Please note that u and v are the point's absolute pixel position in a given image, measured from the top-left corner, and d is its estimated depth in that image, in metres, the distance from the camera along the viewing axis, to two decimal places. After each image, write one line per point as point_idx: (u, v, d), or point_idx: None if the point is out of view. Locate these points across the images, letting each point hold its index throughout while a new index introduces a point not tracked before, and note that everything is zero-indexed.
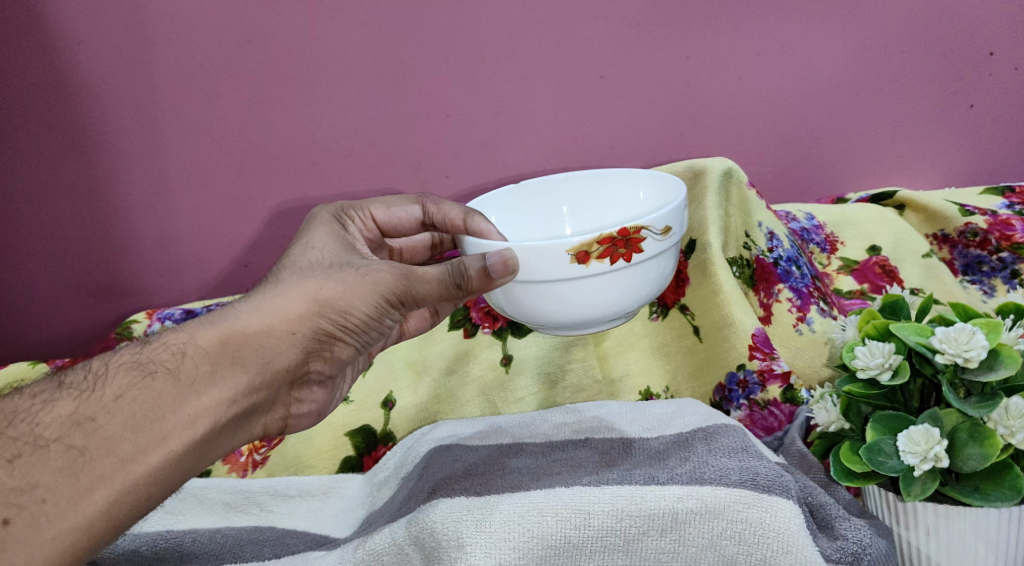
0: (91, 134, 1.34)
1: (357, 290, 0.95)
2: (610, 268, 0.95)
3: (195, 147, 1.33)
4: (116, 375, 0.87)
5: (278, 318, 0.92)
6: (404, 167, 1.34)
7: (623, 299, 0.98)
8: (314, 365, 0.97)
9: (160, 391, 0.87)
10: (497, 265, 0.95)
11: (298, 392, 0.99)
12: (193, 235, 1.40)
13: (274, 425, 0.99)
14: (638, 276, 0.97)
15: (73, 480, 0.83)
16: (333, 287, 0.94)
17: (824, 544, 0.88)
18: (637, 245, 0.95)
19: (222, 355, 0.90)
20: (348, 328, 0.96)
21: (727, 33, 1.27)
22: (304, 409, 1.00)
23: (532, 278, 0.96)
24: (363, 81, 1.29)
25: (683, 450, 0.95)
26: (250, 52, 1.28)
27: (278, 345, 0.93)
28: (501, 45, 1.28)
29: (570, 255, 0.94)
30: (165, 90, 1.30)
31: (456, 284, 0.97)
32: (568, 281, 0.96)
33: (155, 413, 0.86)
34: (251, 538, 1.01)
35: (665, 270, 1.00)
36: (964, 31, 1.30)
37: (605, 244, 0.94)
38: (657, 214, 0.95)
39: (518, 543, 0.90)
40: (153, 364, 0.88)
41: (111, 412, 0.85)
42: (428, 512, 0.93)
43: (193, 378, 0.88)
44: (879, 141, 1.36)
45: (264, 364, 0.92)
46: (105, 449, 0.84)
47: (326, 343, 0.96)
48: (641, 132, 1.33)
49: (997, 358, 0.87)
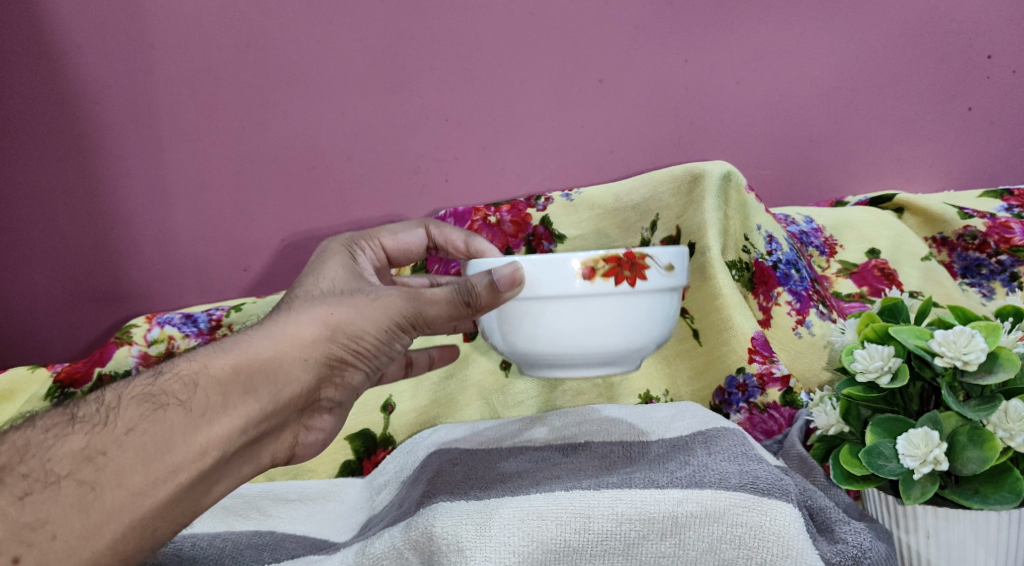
0: (119, 130, 1.41)
1: (368, 315, 0.94)
2: (615, 289, 0.92)
3: (216, 147, 1.40)
4: (128, 408, 0.87)
5: (290, 345, 0.91)
6: (405, 171, 1.39)
7: (629, 333, 0.94)
8: (325, 392, 0.95)
9: (172, 423, 0.87)
10: (504, 279, 0.92)
11: (308, 419, 0.96)
12: (203, 236, 1.43)
13: (283, 454, 0.96)
14: (644, 307, 0.94)
15: (84, 515, 0.84)
16: (344, 311, 0.93)
17: (824, 547, 0.84)
18: (642, 270, 0.92)
19: (234, 383, 0.89)
20: (360, 353, 0.94)
21: (725, 37, 1.36)
22: (314, 438, 0.97)
23: (539, 297, 0.93)
24: (378, 87, 1.38)
25: (683, 454, 0.92)
26: (275, 56, 1.38)
27: (290, 372, 0.91)
28: (509, 51, 1.36)
29: (576, 270, 0.91)
30: (195, 91, 1.39)
31: (466, 301, 0.94)
32: (568, 299, 0.92)
33: (166, 445, 0.86)
34: (249, 542, 0.95)
35: (671, 312, 0.97)
36: (962, 36, 1.36)
37: (610, 262, 0.91)
38: (663, 249, 0.94)
39: (518, 547, 0.85)
40: (164, 396, 0.87)
41: (122, 445, 0.86)
42: (427, 515, 0.88)
43: (205, 408, 0.88)
44: (878, 143, 1.38)
45: (275, 392, 0.91)
46: (116, 481, 0.85)
47: (339, 370, 0.94)
48: (640, 137, 1.38)
49: (997, 361, 0.86)
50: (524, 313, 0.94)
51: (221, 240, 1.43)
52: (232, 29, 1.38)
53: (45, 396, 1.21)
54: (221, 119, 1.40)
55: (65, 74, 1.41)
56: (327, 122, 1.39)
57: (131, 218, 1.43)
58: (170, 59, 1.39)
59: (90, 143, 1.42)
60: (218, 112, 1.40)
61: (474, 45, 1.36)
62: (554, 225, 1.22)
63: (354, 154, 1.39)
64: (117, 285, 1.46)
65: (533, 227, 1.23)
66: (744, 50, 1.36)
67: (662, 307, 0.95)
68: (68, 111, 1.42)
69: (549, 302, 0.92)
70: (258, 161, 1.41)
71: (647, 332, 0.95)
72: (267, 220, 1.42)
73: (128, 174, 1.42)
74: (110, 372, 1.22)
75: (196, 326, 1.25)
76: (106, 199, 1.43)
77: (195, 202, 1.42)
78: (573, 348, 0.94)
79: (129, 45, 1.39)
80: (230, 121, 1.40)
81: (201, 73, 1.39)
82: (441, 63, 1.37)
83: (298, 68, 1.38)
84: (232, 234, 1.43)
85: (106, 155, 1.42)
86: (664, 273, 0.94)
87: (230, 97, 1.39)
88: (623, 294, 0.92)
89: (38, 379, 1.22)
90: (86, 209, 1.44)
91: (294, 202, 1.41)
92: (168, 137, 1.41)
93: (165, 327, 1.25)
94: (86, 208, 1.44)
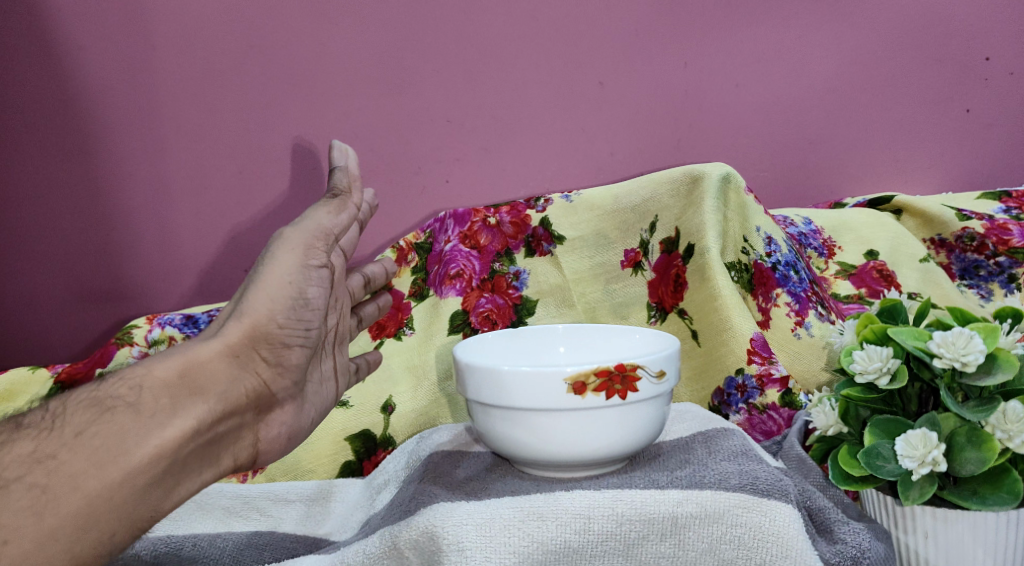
0: (120, 130, 1.42)
1: (280, 274, 0.92)
2: (605, 403, 0.87)
3: (217, 147, 1.41)
4: (75, 413, 0.83)
5: (226, 340, 0.88)
6: (404, 173, 1.40)
7: (607, 446, 0.88)
8: (272, 383, 0.91)
9: (122, 425, 0.82)
10: (348, 163, 1.02)
11: (263, 417, 0.92)
12: (203, 237, 1.43)
13: (244, 457, 0.91)
14: (628, 420, 0.88)
15: (38, 520, 0.78)
16: (269, 293, 0.91)
17: (823, 548, 0.85)
18: (633, 383, 0.87)
19: (180, 386, 0.85)
20: (287, 331, 0.91)
21: (725, 39, 1.37)
22: (273, 434, 0.93)
23: (516, 408, 0.88)
24: (379, 88, 1.39)
25: (683, 454, 0.92)
26: (277, 57, 1.39)
27: (230, 369, 0.88)
28: (510, 53, 1.37)
29: (566, 384, 0.86)
30: (197, 92, 1.40)
31: (331, 195, 0.99)
32: (546, 412, 0.87)
33: (119, 446, 0.81)
34: (250, 542, 0.95)
35: (656, 420, 0.90)
36: (959, 40, 1.38)
37: (601, 376, 0.86)
38: (653, 355, 0.88)
39: (518, 547, 0.84)
40: (112, 399, 0.84)
41: (73, 448, 0.81)
42: (427, 515, 0.85)
43: (154, 409, 0.84)
44: (875, 146, 1.40)
45: (223, 390, 0.87)
46: (71, 485, 0.80)
47: (276, 348, 0.91)
48: (640, 139, 1.39)
49: (995, 362, 0.87)
50: (514, 436, 0.89)
51: (221, 240, 1.43)
52: (235, 30, 1.39)
53: (46, 397, 1.20)
54: (222, 119, 1.40)
55: (67, 73, 1.41)
56: (328, 123, 1.40)
57: (130, 218, 1.44)
58: (172, 58, 1.40)
59: (92, 143, 1.43)
60: (219, 112, 1.40)
61: (475, 47, 1.38)
62: (554, 226, 1.22)
63: (354, 155, 1.40)
64: (116, 285, 1.46)
65: (532, 229, 1.23)
66: (743, 52, 1.37)
67: (646, 417, 0.89)
68: (70, 111, 1.42)
69: (538, 416, 0.87)
70: (259, 161, 1.41)
71: (638, 432, 0.89)
72: (267, 220, 1.42)
73: (128, 173, 1.43)
74: (110, 373, 1.20)
75: (196, 328, 1.26)
76: (106, 198, 1.44)
77: (195, 202, 1.43)
78: (562, 452, 0.88)
79: (131, 45, 1.40)
80: (230, 121, 1.40)
81: (202, 73, 1.40)
82: (442, 64, 1.38)
83: (300, 68, 1.39)
84: (232, 234, 1.43)
85: (107, 155, 1.43)
86: (654, 382, 0.88)
87: (231, 98, 1.40)
88: (615, 407, 0.87)
89: (39, 381, 1.22)
90: (87, 208, 1.44)
91: (294, 203, 1.42)
92: (169, 136, 1.41)
93: (166, 328, 1.25)
94: (86, 208, 1.44)
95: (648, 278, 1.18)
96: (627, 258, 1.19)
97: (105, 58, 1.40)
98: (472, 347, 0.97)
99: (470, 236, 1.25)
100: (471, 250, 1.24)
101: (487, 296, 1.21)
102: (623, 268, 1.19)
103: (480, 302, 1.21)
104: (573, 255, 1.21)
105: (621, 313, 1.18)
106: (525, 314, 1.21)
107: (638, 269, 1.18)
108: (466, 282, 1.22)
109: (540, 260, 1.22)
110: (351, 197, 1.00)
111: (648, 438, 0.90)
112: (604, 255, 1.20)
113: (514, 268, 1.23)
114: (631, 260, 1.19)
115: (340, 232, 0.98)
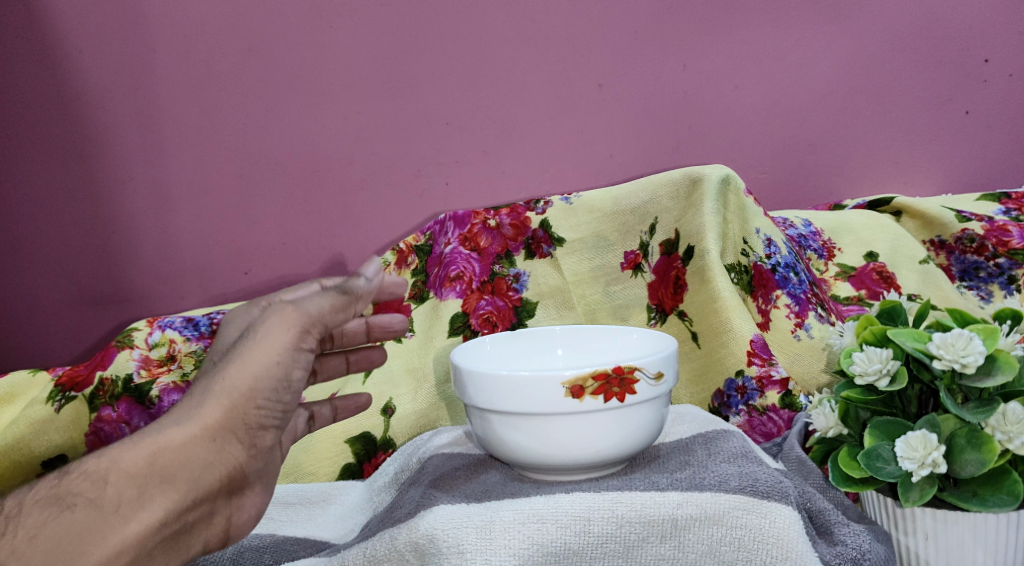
0: (122, 133, 1.42)
1: (266, 355, 0.89)
2: (603, 406, 0.87)
3: (218, 150, 1.42)
4: (31, 511, 0.81)
5: (200, 424, 0.86)
6: (405, 176, 1.41)
7: (607, 449, 0.88)
8: (246, 464, 0.89)
9: (84, 522, 0.81)
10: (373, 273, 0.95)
11: (237, 497, 0.90)
12: (204, 238, 1.44)
13: (215, 538, 0.89)
14: (628, 423, 0.88)
15: None
16: (249, 373, 0.88)
17: (824, 549, 0.85)
18: (631, 384, 0.87)
19: (149, 476, 0.84)
20: (265, 413, 0.89)
21: (724, 41, 1.37)
22: (246, 514, 0.91)
23: (514, 413, 0.88)
24: (380, 90, 1.39)
25: (683, 455, 0.93)
26: (278, 59, 1.39)
27: (205, 455, 0.86)
28: (510, 54, 1.38)
29: (564, 389, 0.86)
30: (198, 94, 1.41)
31: (341, 292, 0.92)
32: (545, 416, 0.87)
33: (78, 547, 0.80)
34: (250, 544, 0.94)
35: (656, 421, 0.90)
36: (959, 41, 1.38)
37: (599, 379, 0.86)
38: (651, 357, 0.88)
39: (519, 549, 0.84)
40: (72, 497, 0.82)
41: (29, 550, 0.79)
42: (428, 517, 0.85)
43: (117, 506, 0.82)
44: (876, 147, 1.40)
45: (195, 479, 0.85)
46: None
47: (253, 430, 0.89)
48: (640, 140, 1.39)
49: (995, 364, 0.87)
50: (512, 441, 0.89)
51: (221, 243, 1.44)
52: (236, 33, 1.39)
53: (47, 399, 1.18)
54: (222, 122, 1.41)
55: (66, 77, 1.42)
56: (328, 125, 1.40)
57: (130, 221, 1.44)
58: (171, 62, 1.40)
59: (94, 145, 1.43)
60: (218, 115, 1.41)
61: (475, 49, 1.38)
62: (554, 228, 1.22)
63: (353, 158, 1.41)
64: (117, 288, 1.47)
65: (532, 230, 1.23)
66: (742, 53, 1.38)
67: (646, 418, 0.89)
68: (70, 115, 1.43)
69: (536, 420, 0.87)
70: (258, 164, 1.42)
71: (637, 433, 0.89)
72: (267, 223, 1.43)
73: (128, 177, 1.43)
74: (111, 375, 1.21)
75: (197, 330, 1.26)
76: (106, 202, 1.45)
77: (195, 205, 1.43)
78: (560, 455, 0.88)
79: (133, 48, 1.40)
80: (230, 124, 1.41)
81: (202, 76, 1.40)
82: (441, 66, 1.39)
83: (300, 71, 1.39)
84: (232, 237, 1.44)
85: (107, 158, 1.43)
86: (653, 384, 0.88)
87: (230, 101, 1.40)
88: (613, 410, 0.87)
89: (40, 384, 1.21)
90: (87, 212, 1.45)
91: (294, 206, 1.43)
92: (168, 140, 1.42)
93: (167, 331, 1.25)
94: (87, 212, 1.45)
95: (648, 280, 1.18)
96: (627, 260, 1.19)
97: (107, 60, 1.41)
98: (470, 353, 0.97)
99: (470, 237, 1.25)
100: (470, 251, 1.24)
101: (487, 298, 1.21)
102: (623, 270, 1.19)
103: (480, 304, 1.20)
104: (572, 257, 1.21)
105: (620, 315, 1.18)
106: (524, 316, 1.21)
107: (638, 271, 1.19)
108: (466, 284, 1.21)
109: (540, 262, 1.22)
110: (358, 302, 0.93)
111: (648, 439, 0.90)
112: (604, 257, 1.20)
113: (514, 270, 1.23)
114: (631, 262, 1.19)
115: (333, 325, 0.93)
